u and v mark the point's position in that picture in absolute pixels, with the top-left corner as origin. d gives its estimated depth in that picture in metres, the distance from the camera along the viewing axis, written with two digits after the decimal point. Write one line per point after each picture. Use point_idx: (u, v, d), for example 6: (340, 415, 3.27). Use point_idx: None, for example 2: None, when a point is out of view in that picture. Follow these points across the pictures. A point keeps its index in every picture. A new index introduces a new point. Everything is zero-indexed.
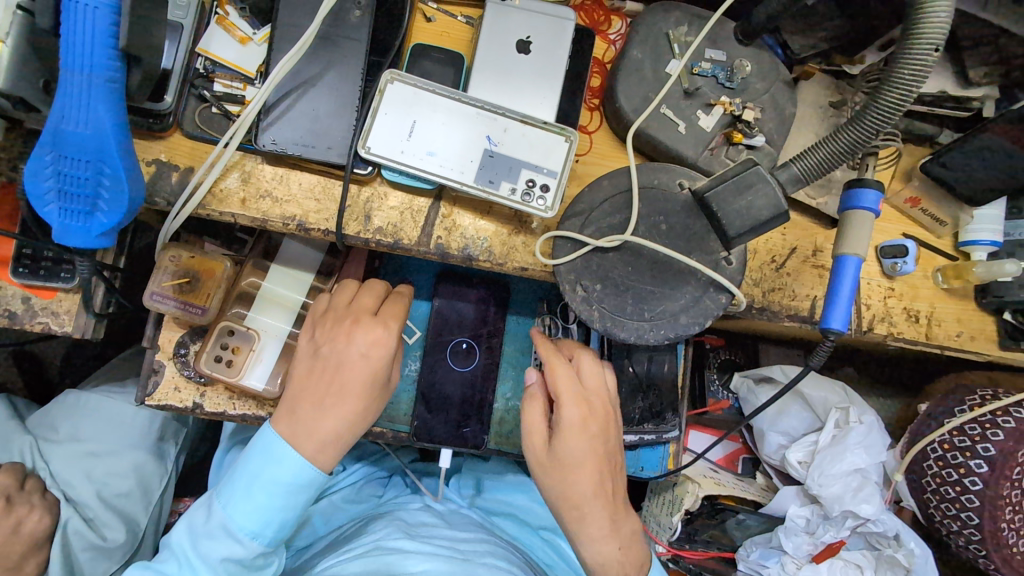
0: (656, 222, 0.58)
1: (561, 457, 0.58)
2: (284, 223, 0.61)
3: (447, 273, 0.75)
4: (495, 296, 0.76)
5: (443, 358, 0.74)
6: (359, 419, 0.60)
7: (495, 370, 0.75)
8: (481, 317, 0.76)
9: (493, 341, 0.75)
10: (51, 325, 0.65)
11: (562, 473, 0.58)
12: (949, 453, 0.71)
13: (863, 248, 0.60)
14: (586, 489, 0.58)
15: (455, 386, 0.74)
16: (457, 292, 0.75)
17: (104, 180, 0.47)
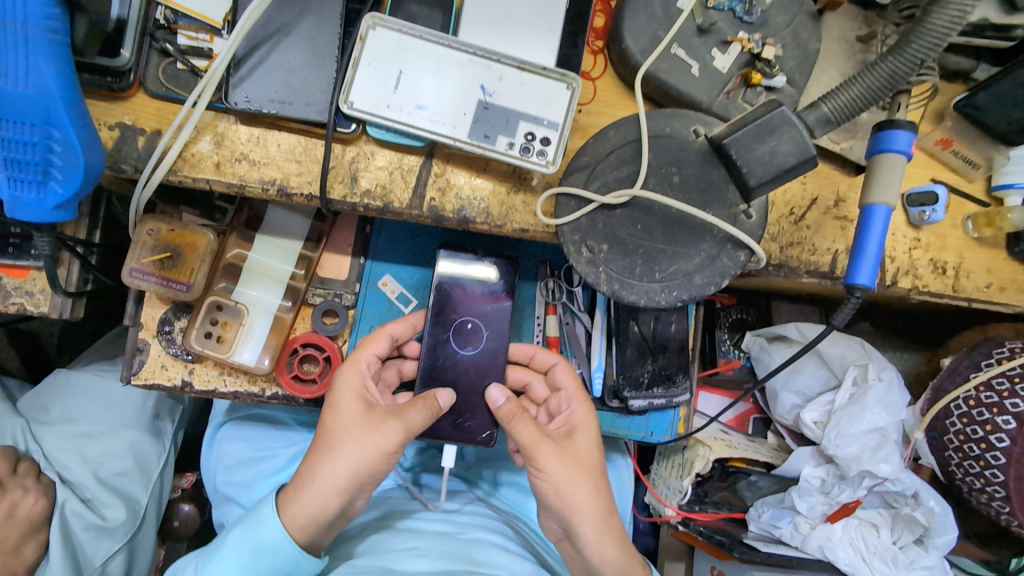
0: (668, 174, 0.53)
1: (562, 466, 0.60)
2: (263, 188, 0.56)
3: (449, 249, 0.66)
4: (504, 272, 0.67)
5: (445, 342, 0.66)
6: (348, 447, 0.56)
7: (503, 352, 0.67)
8: (489, 293, 0.67)
9: (502, 321, 0.67)
10: (26, 305, 0.62)
11: (565, 481, 0.60)
12: (974, 409, 0.68)
13: (893, 196, 0.55)
14: (588, 495, 0.60)
15: (462, 373, 0.66)
16: (460, 270, 0.67)
17: (55, 145, 0.42)
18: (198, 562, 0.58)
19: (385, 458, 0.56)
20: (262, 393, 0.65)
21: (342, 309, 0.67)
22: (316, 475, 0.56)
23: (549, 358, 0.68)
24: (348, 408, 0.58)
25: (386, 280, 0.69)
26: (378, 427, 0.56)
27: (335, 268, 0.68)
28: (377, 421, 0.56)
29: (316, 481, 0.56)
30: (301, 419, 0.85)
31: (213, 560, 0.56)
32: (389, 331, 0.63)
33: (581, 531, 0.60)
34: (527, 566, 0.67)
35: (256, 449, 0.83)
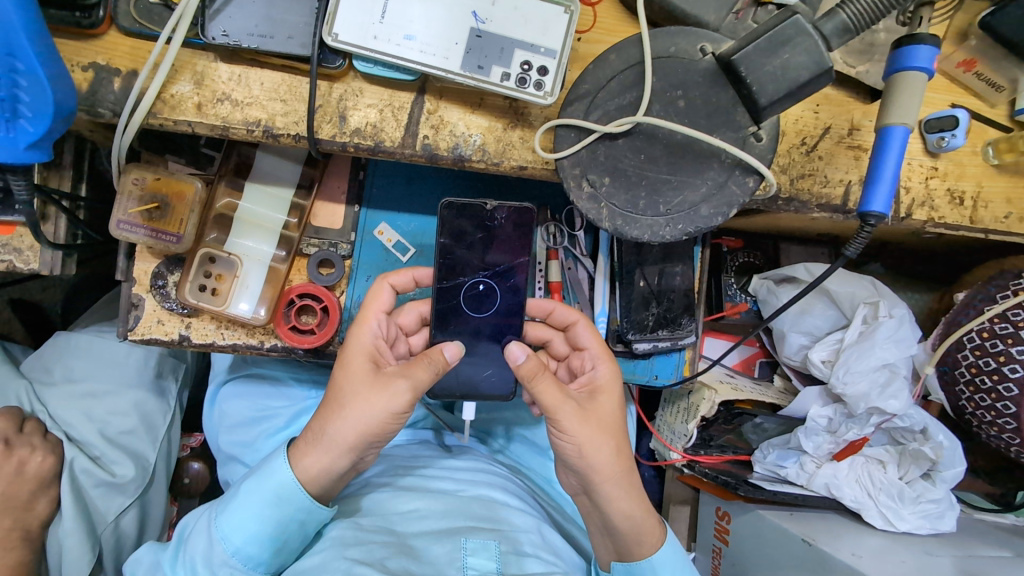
0: (674, 98, 0.50)
1: (586, 426, 0.57)
2: (249, 129, 0.53)
3: (451, 203, 0.59)
4: (518, 223, 0.61)
5: (456, 304, 0.62)
6: (356, 406, 0.54)
7: (519, 313, 0.63)
8: (501, 247, 0.61)
9: (516, 279, 0.62)
10: (16, 262, 0.60)
11: (589, 441, 0.57)
12: (988, 342, 0.67)
13: (913, 116, 0.53)
14: (612, 455, 0.58)
15: (477, 335, 0.63)
16: (466, 225, 0.60)
17: (20, 80, 0.40)
18: (210, 515, 0.58)
19: (393, 418, 0.54)
20: (261, 345, 0.64)
21: (338, 258, 0.65)
22: (326, 434, 0.55)
23: (569, 314, 0.64)
24: (355, 367, 0.56)
25: (382, 228, 0.67)
26: (385, 386, 0.54)
27: (329, 217, 0.66)
28: (384, 380, 0.54)
29: (327, 440, 0.55)
30: (300, 377, 0.86)
31: (225, 511, 0.56)
32: (392, 281, 0.60)
33: (603, 490, 0.59)
34: (528, 520, 0.69)
35: (256, 409, 0.83)
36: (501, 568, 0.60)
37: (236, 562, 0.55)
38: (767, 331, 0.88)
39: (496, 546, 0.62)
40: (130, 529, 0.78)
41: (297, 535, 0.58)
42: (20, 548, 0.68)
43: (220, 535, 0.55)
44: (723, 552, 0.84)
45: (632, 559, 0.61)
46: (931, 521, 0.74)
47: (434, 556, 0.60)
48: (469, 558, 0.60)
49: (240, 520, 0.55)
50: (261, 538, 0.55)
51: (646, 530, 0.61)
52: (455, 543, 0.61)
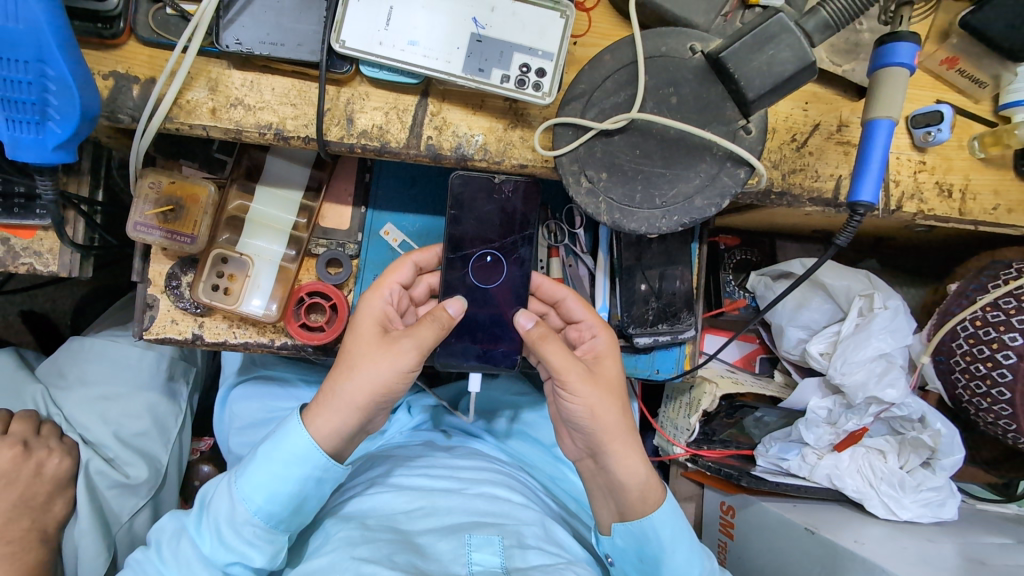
0: (666, 95, 0.52)
1: (590, 385, 0.62)
2: (261, 132, 0.56)
3: (465, 174, 0.64)
4: (525, 198, 0.65)
5: (465, 273, 0.65)
6: (367, 365, 0.58)
7: (524, 284, 0.66)
8: (507, 220, 0.65)
9: (522, 251, 0.66)
10: (36, 265, 0.63)
11: (596, 400, 0.62)
12: (981, 330, 0.68)
13: (897, 110, 0.55)
14: (616, 413, 0.62)
15: (481, 304, 0.66)
16: (476, 198, 0.64)
17: (50, 84, 0.43)
18: (230, 478, 0.60)
19: (400, 377, 0.58)
20: (272, 343, 0.66)
21: (347, 258, 0.68)
22: (336, 394, 0.58)
23: (556, 291, 0.67)
24: (366, 330, 0.60)
25: (388, 229, 0.70)
26: (394, 346, 0.58)
27: (337, 218, 0.69)
28: (391, 342, 0.58)
29: (337, 400, 0.58)
30: (308, 379, 0.88)
31: (246, 472, 0.58)
32: (414, 259, 0.64)
33: (612, 446, 0.63)
34: (531, 513, 0.71)
35: (266, 410, 0.84)
36: (505, 563, 0.62)
37: (258, 521, 0.58)
38: (764, 326, 0.90)
39: (500, 541, 0.64)
40: (143, 530, 0.80)
41: (316, 495, 0.60)
42: (38, 549, 0.69)
43: (242, 495, 0.57)
44: (727, 547, 0.85)
45: (631, 517, 0.64)
46: (933, 509, 0.74)
47: (439, 553, 0.62)
48: (474, 554, 0.62)
49: (261, 478, 0.57)
50: (282, 498, 0.58)
51: (648, 488, 0.64)
52: (460, 539, 0.63)
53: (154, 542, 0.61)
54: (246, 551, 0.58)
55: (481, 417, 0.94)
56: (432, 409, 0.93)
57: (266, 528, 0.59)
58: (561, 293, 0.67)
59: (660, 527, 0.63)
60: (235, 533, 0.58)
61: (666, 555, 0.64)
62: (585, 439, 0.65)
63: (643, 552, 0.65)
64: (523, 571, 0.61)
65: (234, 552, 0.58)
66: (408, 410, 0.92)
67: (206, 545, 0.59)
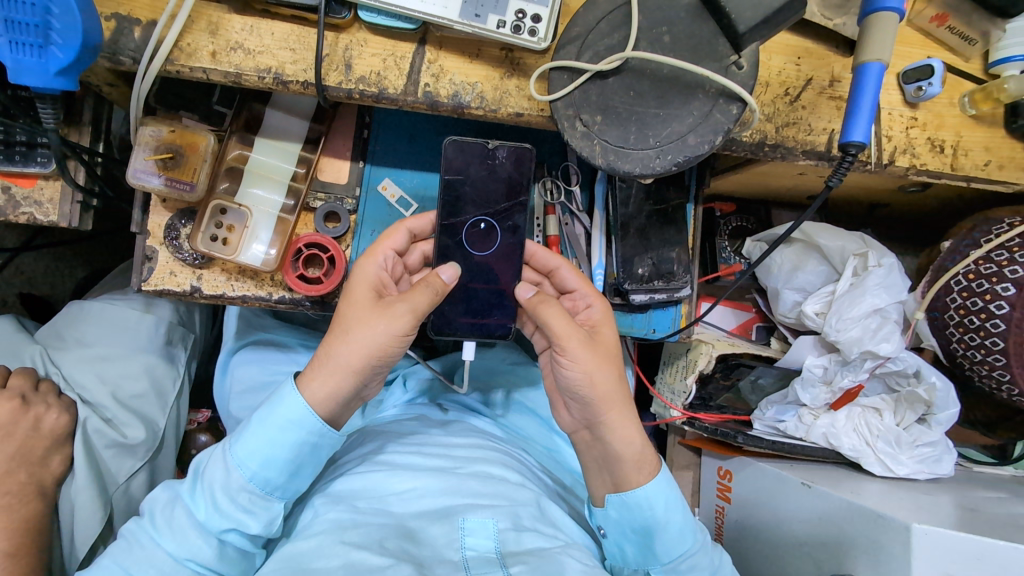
0: (659, 34, 0.53)
1: (588, 352, 0.61)
2: (260, 76, 0.56)
3: (457, 141, 0.63)
4: (518, 163, 0.64)
5: (459, 241, 0.65)
6: (362, 328, 0.57)
7: (518, 253, 0.66)
8: (502, 185, 0.65)
9: (517, 218, 0.66)
10: (36, 215, 0.63)
11: (594, 367, 0.61)
12: (974, 283, 0.69)
13: (888, 53, 0.56)
14: (614, 381, 0.62)
15: (475, 273, 0.66)
16: (470, 164, 0.64)
17: (53, 6, 0.45)
18: (225, 445, 0.59)
19: (396, 340, 0.57)
20: (270, 297, 0.67)
21: (344, 212, 0.68)
22: (331, 357, 0.58)
23: (551, 260, 0.67)
24: (361, 296, 0.60)
25: (385, 184, 0.70)
26: (390, 310, 0.57)
27: (335, 173, 0.69)
28: (387, 306, 0.58)
29: (332, 363, 0.58)
30: (308, 344, 0.88)
31: (241, 438, 0.57)
32: (409, 225, 0.64)
33: (608, 416, 0.62)
34: (527, 493, 0.69)
35: (266, 374, 0.84)
36: (498, 547, 0.61)
37: (254, 488, 0.57)
38: (762, 292, 0.91)
39: (494, 524, 0.63)
40: (140, 493, 0.80)
41: (312, 462, 0.60)
42: (35, 502, 0.69)
43: (237, 461, 0.57)
44: (727, 512, 0.85)
45: (627, 489, 0.63)
46: (929, 465, 0.75)
47: (431, 538, 0.61)
48: (467, 538, 0.61)
49: (256, 444, 0.57)
50: (278, 464, 0.57)
51: (642, 454, 0.63)
52: (453, 523, 0.62)
53: (148, 511, 0.59)
54: (242, 519, 0.57)
55: (478, 387, 0.94)
56: (429, 381, 0.92)
57: (261, 494, 0.58)
58: (558, 262, 0.67)
59: (656, 500, 0.62)
60: (229, 497, 0.57)
61: (665, 536, 0.62)
62: (581, 409, 0.64)
63: (639, 527, 0.63)
64: (517, 556, 0.60)
65: (229, 518, 0.57)
66: (403, 384, 0.93)
67: (202, 512, 0.57)
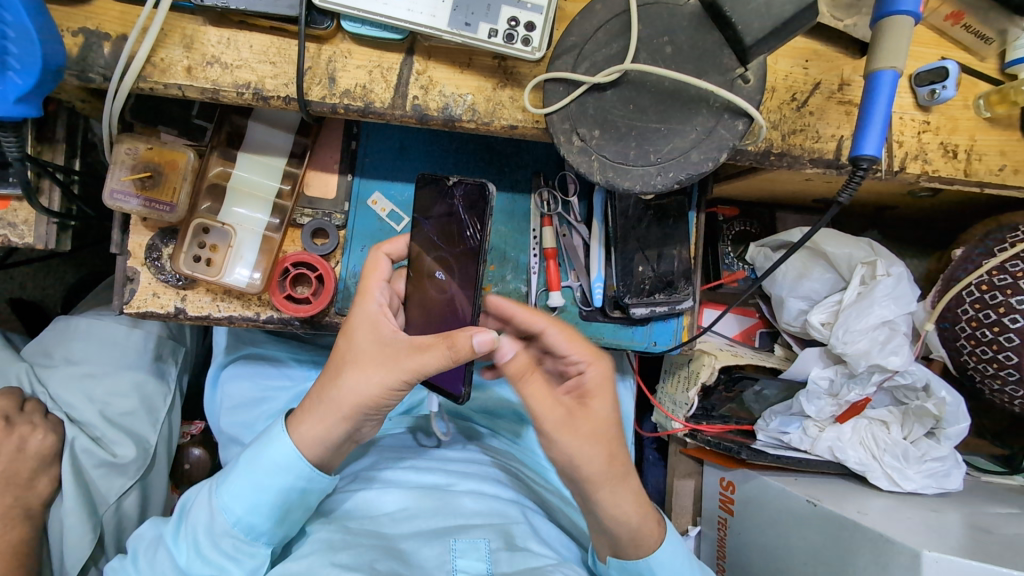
0: (661, 44, 0.50)
1: (574, 436, 0.57)
2: (239, 92, 0.53)
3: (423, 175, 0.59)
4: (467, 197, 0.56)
5: None
6: (359, 377, 0.54)
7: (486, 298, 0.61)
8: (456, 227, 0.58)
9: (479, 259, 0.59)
10: (10, 237, 0.60)
11: (579, 449, 0.58)
12: (987, 294, 0.67)
13: (902, 59, 0.53)
14: (603, 460, 0.58)
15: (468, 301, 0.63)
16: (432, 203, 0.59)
17: (9, 30, 0.43)
18: (211, 488, 0.58)
19: (389, 393, 0.55)
20: (257, 317, 0.64)
21: (333, 228, 0.65)
22: (326, 400, 0.56)
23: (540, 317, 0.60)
24: (361, 337, 0.56)
25: (375, 198, 0.67)
26: (390, 364, 0.54)
27: (322, 187, 0.66)
28: (384, 354, 0.54)
29: (325, 409, 0.56)
30: (299, 357, 0.85)
31: (225, 482, 0.56)
32: (384, 252, 0.60)
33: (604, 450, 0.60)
34: (518, 509, 0.67)
35: (258, 390, 0.82)
36: (490, 568, 0.58)
37: (238, 533, 0.56)
38: (764, 299, 0.89)
39: (486, 544, 0.60)
40: (132, 511, 0.78)
41: (301, 507, 0.58)
42: (21, 525, 0.68)
43: (221, 506, 0.55)
44: (728, 522, 0.84)
45: (626, 537, 0.61)
46: (938, 480, 0.73)
47: (422, 559, 0.58)
48: (458, 560, 0.58)
49: (241, 490, 0.55)
50: (264, 509, 0.56)
51: (635, 507, 0.60)
52: (445, 544, 0.60)
53: (133, 549, 0.59)
54: (225, 565, 0.56)
55: None
56: None
57: (246, 540, 0.57)
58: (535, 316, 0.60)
59: (654, 540, 0.61)
60: (212, 543, 0.56)
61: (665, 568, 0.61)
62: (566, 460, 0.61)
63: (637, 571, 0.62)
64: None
65: (212, 566, 0.56)
66: None
67: (183, 558, 0.56)
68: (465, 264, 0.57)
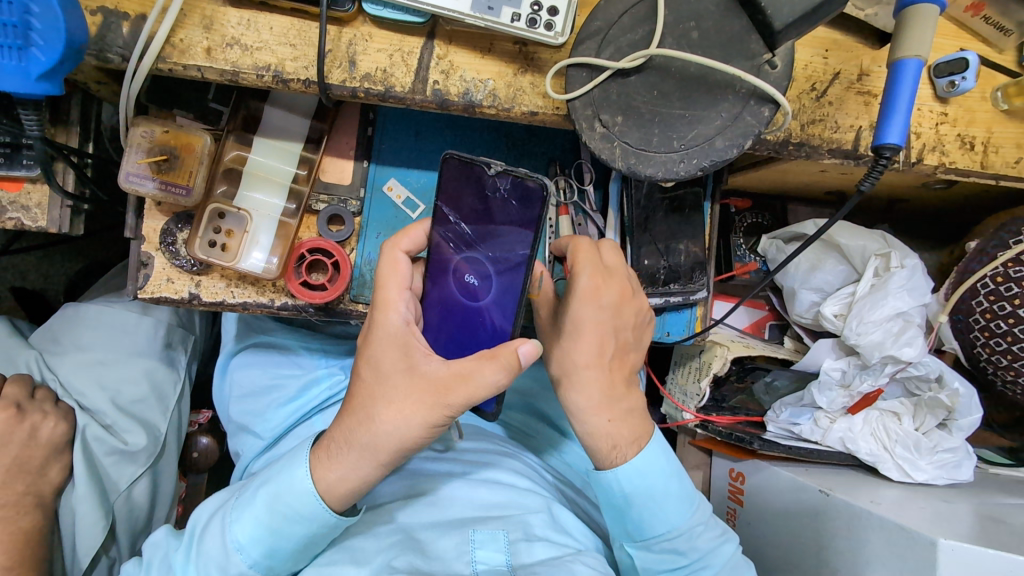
0: (687, 29, 0.49)
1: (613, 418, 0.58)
2: (259, 74, 0.53)
3: (455, 158, 0.53)
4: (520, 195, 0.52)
5: None
6: (392, 415, 0.51)
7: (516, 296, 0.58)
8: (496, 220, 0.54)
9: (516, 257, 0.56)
10: (23, 220, 0.59)
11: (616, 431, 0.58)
12: (1002, 286, 0.67)
13: (927, 47, 0.53)
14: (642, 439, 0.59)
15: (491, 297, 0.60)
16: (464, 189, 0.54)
17: (33, 6, 0.43)
18: (225, 520, 0.56)
19: (430, 432, 0.52)
20: (272, 303, 0.64)
21: (348, 214, 0.65)
22: (358, 443, 0.52)
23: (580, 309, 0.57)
24: (389, 366, 0.52)
25: (391, 184, 0.67)
26: (427, 400, 0.51)
27: (338, 173, 0.66)
28: (420, 390, 0.51)
29: (355, 452, 0.52)
30: (310, 346, 0.85)
31: (239, 517, 0.55)
32: (401, 248, 0.55)
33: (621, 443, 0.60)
34: (536, 498, 0.67)
35: (268, 377, 0.81)
36: (509, 561, 0.59)
37: (255, 573, 0.55)
38: (774, 291, 0.89)
39: (505, 536, 0.60)
40: (141, 499, 0.77)
41: (318, 546, 0.57)
42: (34, 513, 0.67)
43: (237, 545, 0.55)
44: (738, 513, 0.84)
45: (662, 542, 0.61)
46: (949, 471, 0.73)
47: (441, 550, 0.59)
48: (477, 551, 0.59)
49: (258, 532, 0.54)
50: (282, 553, 0.55)
51: (620, 436, 0.58)
52: (463, 535, 0.60)
53: (149, 557, 0.60)
54: None
55: None
56: None
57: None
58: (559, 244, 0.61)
59: (656, 490, 0.58)
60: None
61: None
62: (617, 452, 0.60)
63: None
64: (529, 568, 0.58)
65: None
66: None
67: None
68: (510, 270, 0.55)
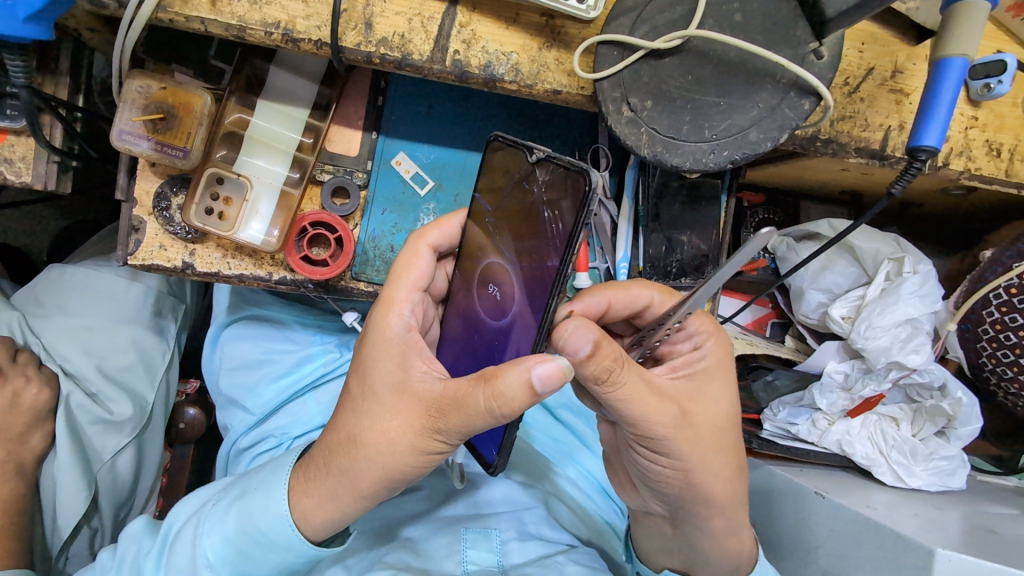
0: (727, 13, 0.47)
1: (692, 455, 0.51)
2: (267, 31, 0.49)
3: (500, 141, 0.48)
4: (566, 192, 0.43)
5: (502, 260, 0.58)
6: (375, 437, 0.47)
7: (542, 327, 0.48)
8: (532, 221, 0.46)
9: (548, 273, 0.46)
10: (5, 174, 0.55)
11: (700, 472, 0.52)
12: (1016, 298, 0.66)
13: (974, 46, 0.51)
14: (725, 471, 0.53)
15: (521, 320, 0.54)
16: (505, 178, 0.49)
17: None
18: (195, 530, 0.55)
19: (417, 458, 0.47)
20: (270, 277, 0.61)
21: (354, 187, 0.62)
22: (340, 465, 0.49)
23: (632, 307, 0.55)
24: (380, 379, 0.48)
25: (399, 158, 0.63)
26: (416, 421, 0.46)
27: (345, 143, 0.63)
28: (407, 405, 0.46)
29: (333, 479, 0.49)
30: (304, 321, 0.81)
31: (210, 531, 0.54)
32: (429, 241, 0.52)
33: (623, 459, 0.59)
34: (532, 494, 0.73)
35: (260, 352, 0.79)
36: (501, 561, 0.64)
37: None
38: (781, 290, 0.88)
39: (497, 536, 0.66)
40: (126, 471, 0.75)
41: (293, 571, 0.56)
42: (14, 481, 0.65)
43: (207, 561, 0.53)
44: None
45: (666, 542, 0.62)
46: (942, 478, 0.72)
47: (433, 549, 0.64)
48: (469, 551, 0.64)
49: (230, 553, 0.53)
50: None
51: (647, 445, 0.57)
52: (456, 534, 0.65)
53: (120, 549, 0.59)
54: None
55: None
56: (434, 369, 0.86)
57: None
58: (636, 293, 0.55)
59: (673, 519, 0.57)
60: None
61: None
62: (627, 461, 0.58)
63: None
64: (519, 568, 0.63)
65: None
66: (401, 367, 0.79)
67: None
68: (538, 284, 0.45)
